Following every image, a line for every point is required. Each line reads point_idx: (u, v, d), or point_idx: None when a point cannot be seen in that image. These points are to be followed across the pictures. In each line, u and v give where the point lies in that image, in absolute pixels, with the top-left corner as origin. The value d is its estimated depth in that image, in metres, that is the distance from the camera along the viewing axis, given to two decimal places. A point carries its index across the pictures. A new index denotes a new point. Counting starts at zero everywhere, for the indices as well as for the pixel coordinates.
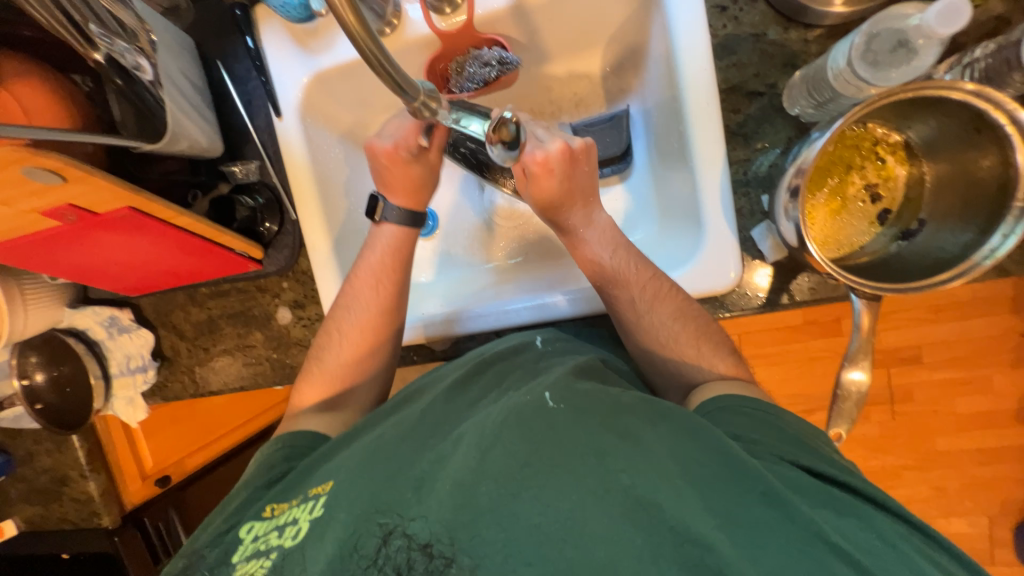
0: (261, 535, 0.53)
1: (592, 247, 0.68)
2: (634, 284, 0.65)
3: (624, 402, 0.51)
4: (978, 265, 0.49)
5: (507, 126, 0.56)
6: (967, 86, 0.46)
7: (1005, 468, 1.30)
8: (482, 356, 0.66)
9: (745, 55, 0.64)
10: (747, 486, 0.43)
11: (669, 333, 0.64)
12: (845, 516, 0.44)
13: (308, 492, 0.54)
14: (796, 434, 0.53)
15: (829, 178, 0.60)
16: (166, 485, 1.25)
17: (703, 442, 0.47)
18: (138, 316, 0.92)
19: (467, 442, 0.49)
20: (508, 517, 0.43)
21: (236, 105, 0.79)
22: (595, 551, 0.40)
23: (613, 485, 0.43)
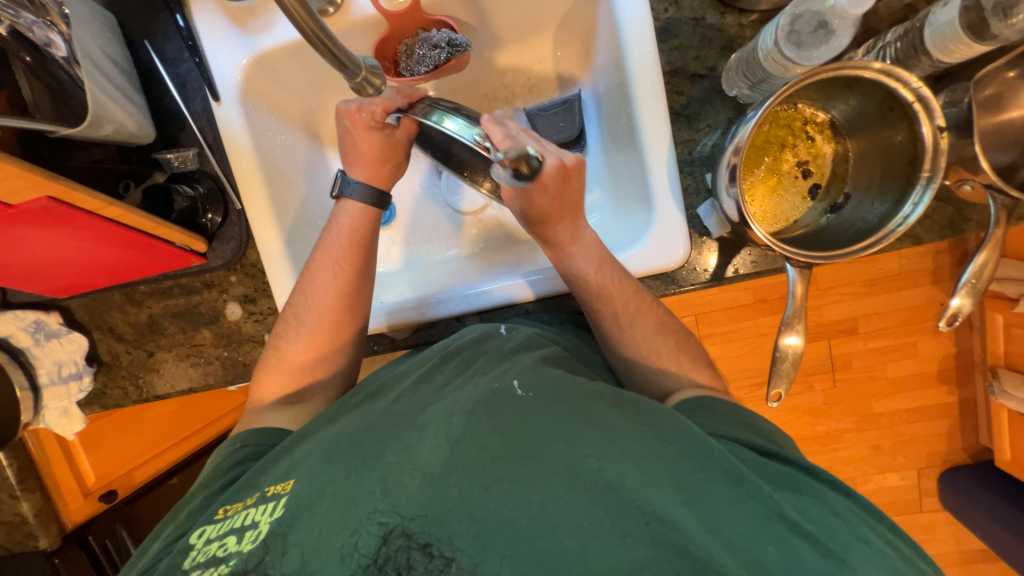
0: (213, 538, 0.50)
1: (577, 263, 0.66)
2: (616, 299, 0.65)
3: (589, 388, 0.52)
4: (892, 232, 0.54)
5: (524, 160, 0.56)
6: (877, 65, 0.50)
7: (929, 425, 1.44)
8: (447, 346, 0.64)
9: (686, 38, 0.67)
10: (709, 466, 0.45)
11: (630, 312, 0.66)
12: (803, 496, 0.46)
13: (265, 492, 0.52)
14: (769, 431, 0.56)
15: (764, 157, 0.64)
16: (112, 501, 1.16)
17: (665, 424, 0.49)
18: (67, 320, 0.85)
19: (438, 431, 0.50)
20: (481, 509, 0.44)
21: (169, 88, 0.74)
22: (567, 540, 0.42)
23: (580, 470, 0.45)
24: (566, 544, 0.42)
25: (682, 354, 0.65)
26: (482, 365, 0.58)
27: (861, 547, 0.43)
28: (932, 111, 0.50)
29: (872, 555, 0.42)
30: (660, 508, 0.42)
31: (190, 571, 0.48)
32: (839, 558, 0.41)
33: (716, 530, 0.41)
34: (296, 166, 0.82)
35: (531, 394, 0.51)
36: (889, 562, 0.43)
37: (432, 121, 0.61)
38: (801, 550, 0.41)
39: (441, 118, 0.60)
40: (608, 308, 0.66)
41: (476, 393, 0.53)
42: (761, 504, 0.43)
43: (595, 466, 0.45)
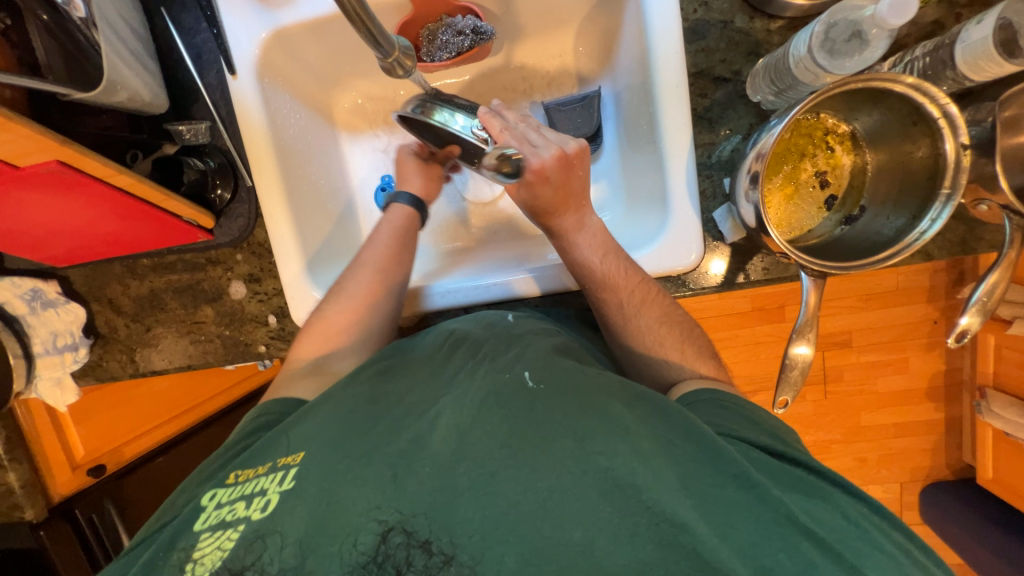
0: (224, 503, 0.50)
1: (584, 251, 0.66)
2: (622, 289, 0.65)
3: (599, 381, 0.53)
4: (910, 245, 0.54)
5: (507, 160, 0.61)
6: (908, 79, 0.50)
7: (915, 440, 1.46)
8: (459, 333, 0.65)
9: (713, 41, 0.66)
10: (719, 467, 0.46)
11: (635, 302, 0.65)
12: (812, 498, 0.47)
13: (277, 462, 0.52)
14: (773, 428, 0.55)
15: (784, 165, 0.64)
16: (100, 475, 1.13)
17: (674, 423, 0.50)
18: (66, 289, 0.83)
19: (445, 423, 0.50)
20: (486, 496, 0.44)
21: (183, 58, 0.72)
22: (574, 534, 0.42)
23: (591, 467, 0.44)
24: (575, 537, 0.42)
25: (689, 353, 0.65)
26: (491, 350, 0.59)
27: (871, 551, 0.43)
28: (957, 128, 0.51)
29: (881, 559, 0.43)
30: (670, 508, 0.42)
31: (201, 533, 0.48)
32: (846, 563, 0.41)
33: (724, 536, 0.42)
34: (308, 146, 0.80)
35: (541, 386, 0.51)
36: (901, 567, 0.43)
37: (438, 118, 0.65)
38: (811, 556, 0.41)
39: (449, 115, 0.65)
40: (613, 298, 0.66)
41: (485, 385, 0.53)
42: (771, 509, 0.43)
43: (605, 464, 0.44)
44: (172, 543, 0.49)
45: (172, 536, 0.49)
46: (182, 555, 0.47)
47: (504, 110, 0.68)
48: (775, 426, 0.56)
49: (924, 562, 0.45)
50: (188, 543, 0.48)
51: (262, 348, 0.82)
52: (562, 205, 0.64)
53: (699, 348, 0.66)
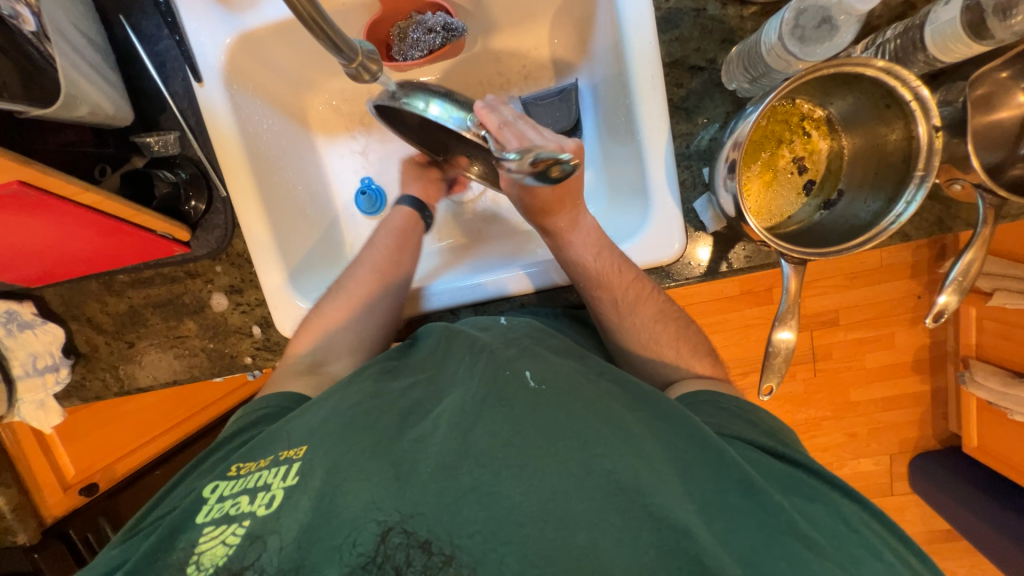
0: (227, 496, 0.49)
1: (578, 251, 0.66)
2: (616, 287, 0.66)
3: (601, 388, 0.54)
4: (886, 229, 0.55)
5: (558, 166, 0.55)
6: (879, 63, 0.50)
7: (902, 413, 1.50)
8: (457, 330, 0.65)
9: (687, 29, 0.66)
10: (724, 472, 0.47)
11: (630, 299, 0.66)
12: (815, 504, 0.48)
13: (279, 455, 0.51)
14: (772, 428, 0.57)
15: (762, 152, 0.64)
16: (93, 494, 1.13)
17: (679, 429, 0.51)
18: (43, 310, 0.82)
19: (442, 427, 0.50)
20: (489, 497, 0.44)
21: (147, 67, 0.70)
22: (578, 536, 0.42)
23: (595, 469, 0.45)
24: (577, 538, 0.42)
25: (684, 351, 0.66)
26: (492, 346, 0.59)
27: (872, 560, 0.44)
28: (929, 110, 0.51)
29: (881, 568, 0.43)
30: (674, 515, 0.42)
31: (204, 526, 0.48)
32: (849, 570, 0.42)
33: (727, 545, 0.42)
34: (283, 152, 0.79)
35: (545, 387, 0.52)
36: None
37: (413, 104, 0.60)
38: (810, 562, 0.41)
39: (425, 102, 0.60)
40: (608, 296, 0.66)
41: (486, 379, 0.54)
42: (773, 515, 0.44)
43: (609, 466, 0.45)
44: (174, 538, 0.48)
45: (174, 528, 0.49)
46: (183, 551, 0.47)
47: (500, 104, 0.63)
48: (779, 429, 0.58)
49: (909, 561, 0.46)
50: (191, 537, 0.48)
51: (249, 359, 0.81)
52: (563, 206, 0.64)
53: (685, 338, 0.67)
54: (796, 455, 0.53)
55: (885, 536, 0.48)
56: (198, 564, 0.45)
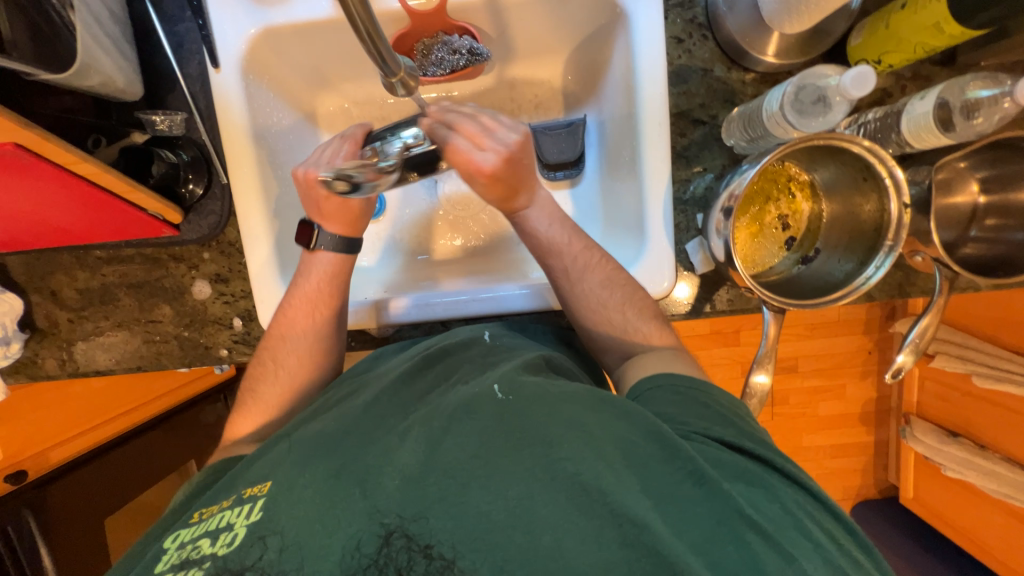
0: (188, 541, 0.49)
1: (534, 219, 0.70)
2: (566, 254, 0.69)
3: (567, 391, 0.52)
4: (856, 289, 0.60)
5: None
6: (863, 143, 0.56)
7: (849, 462, 1.59)
8: (430, 349, 0.67)
9: (694, 85, 0.71)
10: (677, 464, 0.47)
11: (580, 264, 0.69)
12: (754, 488, 0.48)
13: (241, 495, 0.51)
14: (724, 410, 0.56)
15: (751, 206, 0.69)
16: (20, 483, 1.01)
17: (635, 422, 0.50)
18: (2, 278, 0.76)
19: (409, 442, 0.50)
20: (457, 506, 0.45)
21: (163, 46, 0.69)
22: (544, 538, 0.43)
23: (559, 473, 0.46)
24: (543, 541, 0.43)
25: None
26: (463, 375, 0.60)
27: (801, 542, 0.44)
28: (901, 189, 0.57)
29: (812, 552, 0.44)
30: (632, 510, 0.44)
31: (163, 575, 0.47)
32: (791, 558, 0.43)
33: (680, 533, 0.43)
34: (290, 147, 0.78)
35: (511, 398, 0.51)
36: (827, 558, 0.44)
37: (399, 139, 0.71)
38: (756, 550, 0.42)
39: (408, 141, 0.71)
40: (560, 262, 0.69)
41: (457, 399, 0.53)
42: (721, 502, 0.45)
43: (572, 469, 0.46)
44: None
45: None
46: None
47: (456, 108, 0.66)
48: (732, 403, 0.58)
49: (847, 547, 0.47)
50: None
51: (225, 352, 0.78)
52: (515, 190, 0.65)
53: None
54: (744, 442, 0.52)
55: (823, 519, 0.48)
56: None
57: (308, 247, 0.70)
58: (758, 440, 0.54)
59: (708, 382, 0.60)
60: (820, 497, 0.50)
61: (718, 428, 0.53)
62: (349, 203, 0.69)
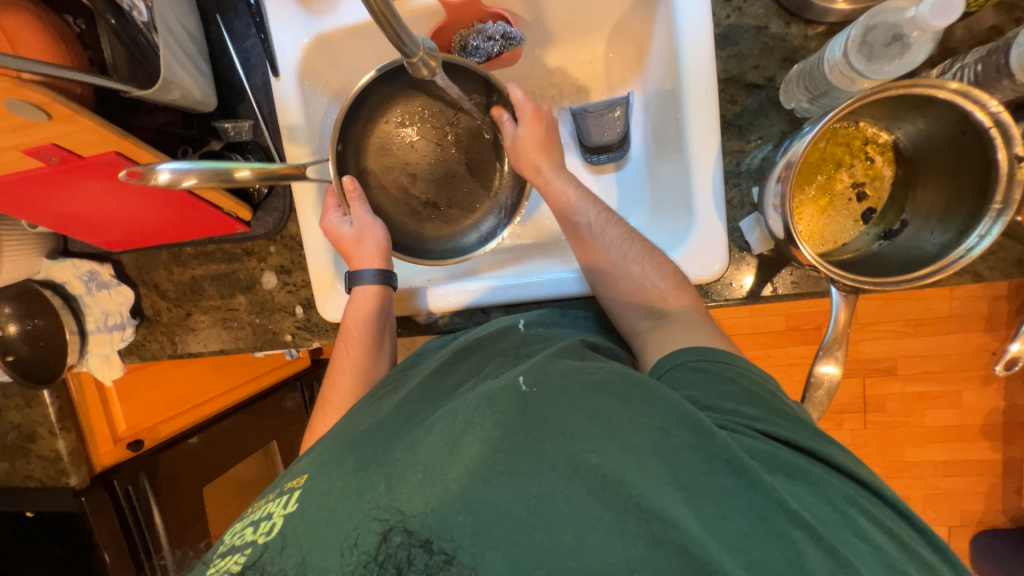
0: (238, 529, 0.53)
1: (559, 183, 0.72)
2: (590, 208, 0.70)
3: (596, 378, 0.51)
4: (954, 262, 0.51)
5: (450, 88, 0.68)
6: (953, 84, 0.47)
7: (965, 482, 1.37)
8: (462, 343, 0.68)
9: (746, 46, 0.65)
10: (710, 453, 0.43)
11: (602, 220, 0.69)
12: (796, 481, 0.44)
13: (284, 487, 0.55)
14: (750, 387, 0.52)
15: (818, 175, 0.61)
16: (138, 450, 1.19)
17: (669, 408, 0.47)
18: (119, 273, 0.90)
19: (433, 433, 0.52)
20: (479, 503, 0.44)
21: (233, 61, 0.77)
22: (564, 536, 0.42)
23: (582, 466, 0.44)
24: (563, 538, 0.42)
25: None
26: (496, 366, 0.61)
27: (854, 541, 0.41)
28: (1011, 138, 0.48)
29: (866, 550, 0.40)
30: (659, 504, 0.41)
31: (213, 557, 0.51)
32: (845, 563, 0.39)
33: (714, 530, 0.40)
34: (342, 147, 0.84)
35: (536, 389, 0.50)
36: (884, 556, 0.40)
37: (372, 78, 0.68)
38: (807, 556, 0.39)
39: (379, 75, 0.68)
40: (583, 219, 0.70)
41: (481, 393, 0.53)
42: (761, 495, 0.42)
43: (595, 461, 0.44)
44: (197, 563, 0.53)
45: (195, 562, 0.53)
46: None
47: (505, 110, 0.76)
48: (760, 378, 0.54)
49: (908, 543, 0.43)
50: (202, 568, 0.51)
51: (289, 337, 0.86)
52: (542, 143, 0.73)
53: None
54: (781, 428, 0.47)
55: (882, 513, 0.44)
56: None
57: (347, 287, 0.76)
58: (794, 420, 0.49)
59: (726, 348, 0.56)
60: (870, 482, 0.46)
61: (749, 412, 0.49)
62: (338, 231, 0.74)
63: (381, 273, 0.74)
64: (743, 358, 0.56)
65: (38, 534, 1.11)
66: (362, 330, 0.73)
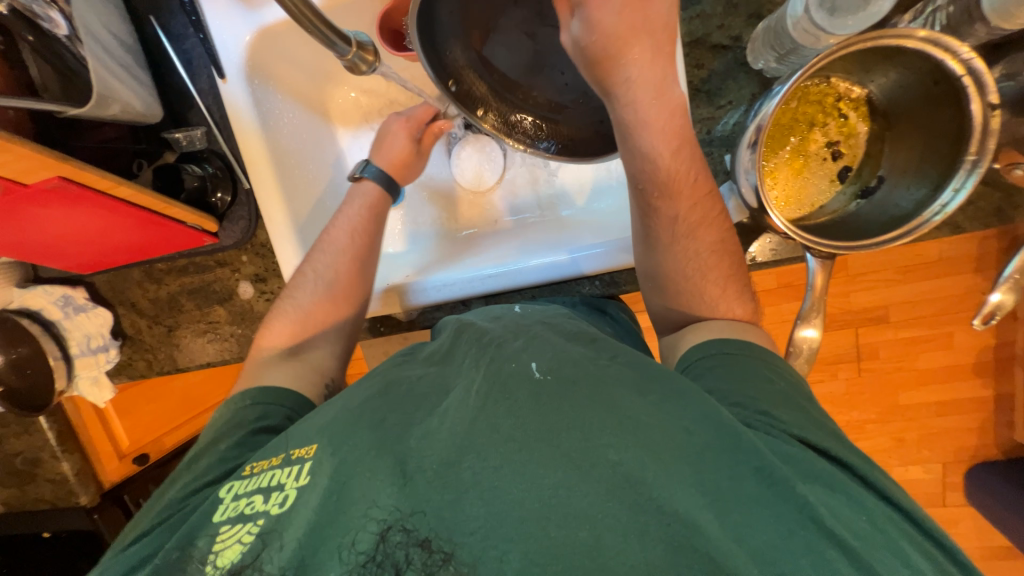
0: (241, 495, 0.48)
1: (647, 139, 0.55)
2: (684, 201, 0.58)
3: (609, 372, 0.48)
4: (926, 222, 0.51)
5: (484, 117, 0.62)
6: (921, 32, 0.45)
7: (958, 419, 1.40)
8: (461, 322, 0.62)
9: (709, 5, 0.61)
10: (739, 458, 0.41)
11: (691, 221, 0.59)
12: (836, 494, 0.41)
13: (290, 454, 0.49)
14: (787, 391, 0.50)
15: (791, 137, 0.59)
16: (144, 463, 1.24)
17: (691, 410, 0.45)
18: (94, 295, 0.89)
19: (450, 420, 0.46)
20: (490, 490, 0.41)
21: (175, 65, 0.73)
22: (581, 531, 0.38)
23: (600, 461, 0.41)
24: (579, 534, 0.38)
25: None
26: (502, 336, 0.55)
27: (895, 565, 0.38)
28: (985, 87, 0.46)
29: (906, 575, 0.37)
30: (683, 509, 0.38)
31: (221, 525, 0.47)
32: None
33: (740, 539, 0.37)
34: (306, 146, 0.82)
35: (549, 377, 0.47)
36: None
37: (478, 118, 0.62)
38: (839, 566, 0.36)
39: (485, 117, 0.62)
40: (670, 209, 0.59)
41: (489, 375, 0.49)
42: (791, 505, 0.39)
43: (614, 457, 0.41)
44: (189, 539, 0.47)
45: (191, 531, 0.47)
46: (197, 554, 0.46)
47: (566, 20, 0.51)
48: (795, 381, 0.52)
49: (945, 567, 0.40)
50: (208, 538, 0.46)
51: None
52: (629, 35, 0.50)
53: None
54: (813, 435, 0.46)
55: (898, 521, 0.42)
56: (214, 563, 0.44)
57: (353, 175, 0.78)
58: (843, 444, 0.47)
59: (773, 352, 0.53)
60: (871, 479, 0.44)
61: (785, 417, 0.47)
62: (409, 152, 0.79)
63: (385, 177, 0.78)
64: (780, 359, 0.54)
65: (60, 551, 1.14)
66: (358, 252, 0.72)
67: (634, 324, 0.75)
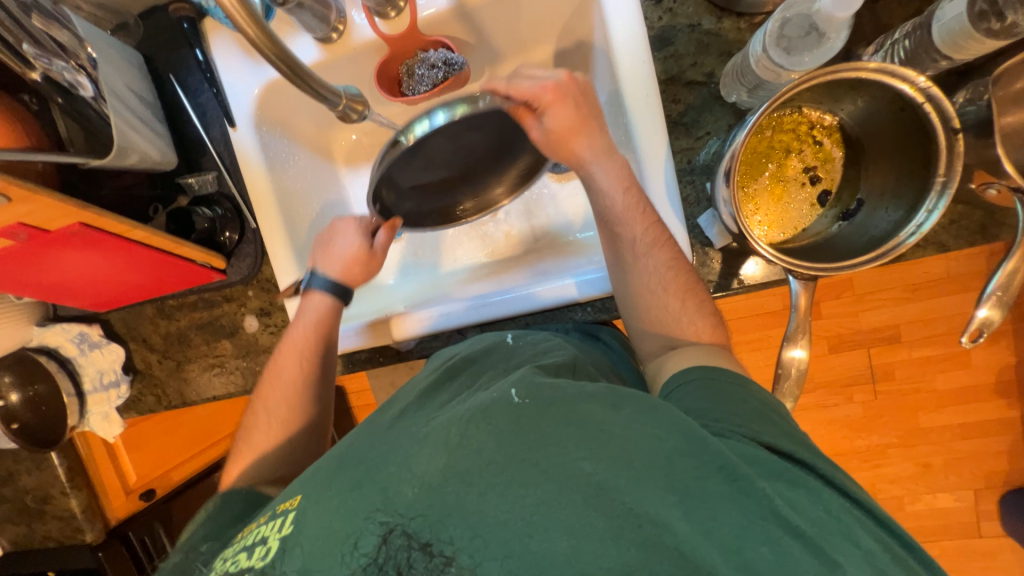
0: (230, 557, 0.50)
1: (602, 178, 0.62)
2: (637, 222, 0.61)
3: (586, 387, 0.48)
4: (902, 243, 0.51)
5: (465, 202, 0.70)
6: (874, 64, 0.48)
7: (986, 442, 1.35)
8: (452, 360, 0.64)
9: (682, 45, 0.65)
10: (703, 456, 0.41)
11: (647, 239, 0.61)
12: (796, 487, 0.42)
13: (276, 510, 0.51)
14: (760, 405, 0.50)
15: (768, 163, 0.61)
16: (150, 499, 1.23)
17: (663, 420, 0.44)
18: (108, 331, 0.92)
19: (428, 445, 0.47)
20: (475, 516, 0.41)
21: (190, 117, 0.79)
22: (560, 544, 0.38)
23: (573, 474, 0.41)
24: (558, 545, 0.38)
25: None
26: (485, 382, 0.56)
27: (849, 549, 0.38)
28: (946, 115, 0.48)
29: None
30: (653, 510, 0.39)
31: None
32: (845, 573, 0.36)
33: (706, 531, 0.38)
34: (309, 187, 0.86)
35: (527, 401, 0.46)
36: None
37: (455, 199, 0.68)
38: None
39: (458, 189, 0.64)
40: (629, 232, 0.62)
41: (467, 406, 0.49)
42: (754, 501, 0.39)
43: (588, 469, 0.41)
44: None
45: None
46: None
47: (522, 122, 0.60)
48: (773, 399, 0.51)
49: None
50: None
51: None
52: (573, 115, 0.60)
53: None
54: (782, 440, 0.46)
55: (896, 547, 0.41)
56: None
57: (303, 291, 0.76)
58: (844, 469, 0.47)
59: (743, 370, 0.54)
60: (865, 503, 0.43)
61: (763, 428, 0.47)
62: (357, 257, 0.75)
63: (334, 286, 0.75)
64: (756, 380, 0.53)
65: None
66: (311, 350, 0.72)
67: (626, 351, 0.76)
